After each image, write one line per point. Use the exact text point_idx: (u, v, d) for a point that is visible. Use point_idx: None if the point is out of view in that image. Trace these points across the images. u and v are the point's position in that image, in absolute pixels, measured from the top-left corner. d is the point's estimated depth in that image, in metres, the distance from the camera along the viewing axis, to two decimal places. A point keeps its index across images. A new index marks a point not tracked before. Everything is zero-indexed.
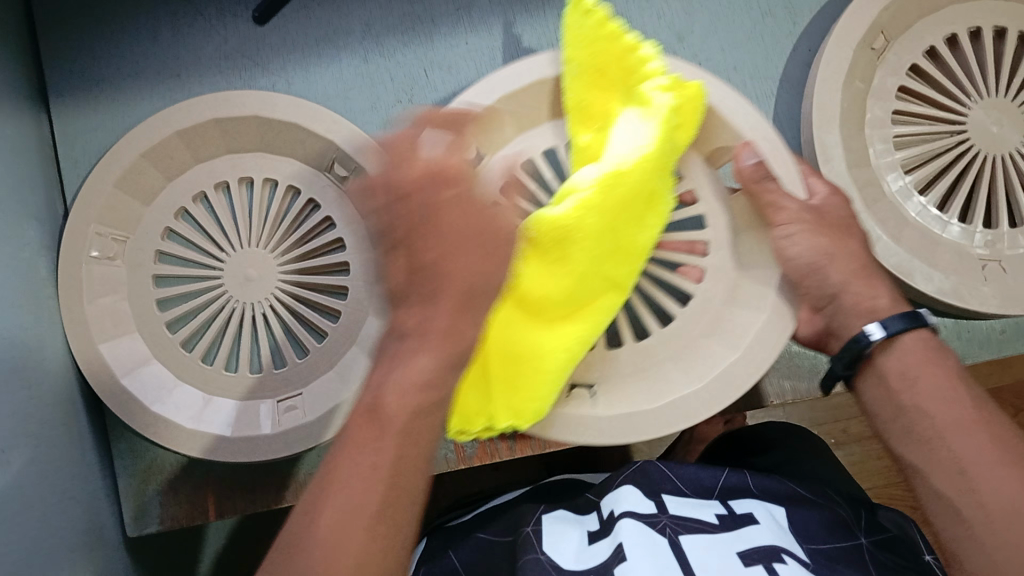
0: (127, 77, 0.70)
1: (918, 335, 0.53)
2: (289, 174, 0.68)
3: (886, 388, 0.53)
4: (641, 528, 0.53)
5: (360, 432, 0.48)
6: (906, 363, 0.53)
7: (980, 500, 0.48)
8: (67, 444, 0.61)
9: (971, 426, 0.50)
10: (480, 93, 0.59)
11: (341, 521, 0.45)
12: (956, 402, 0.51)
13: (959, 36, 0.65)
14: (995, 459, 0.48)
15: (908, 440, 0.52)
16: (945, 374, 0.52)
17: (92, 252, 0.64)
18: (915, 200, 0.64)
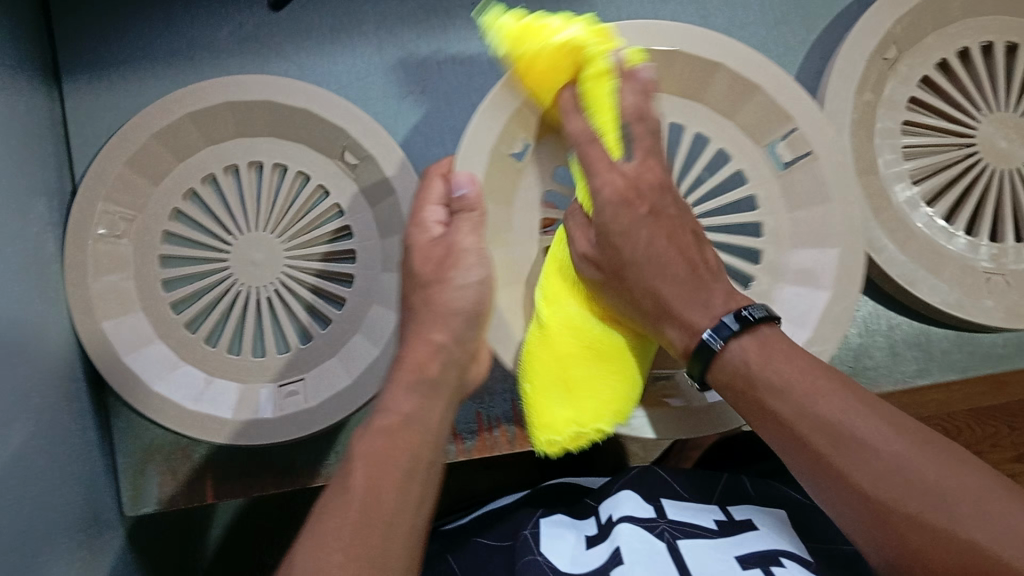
0: (143, 58, 0.70)
1: (745, 338, 0.50)
2: (299, 161, 0.68)
3: (749, 382, 0.49)
4: (640, 533, 0.53)
5: (402, 436, 0.49)
6: (743, 361, 0.50)
7: (854, 487, 0.45)
8: (67, 421, 0.61)
9: (831, 409, 0.47)
10: (524, 80, 0.58)
11: (376, 486, 0.46)
12: (786, 391, 0.48)
13: (971, 50, 0.66)
14: (878, 442, 0.45)
15: (776, 431, 0.49)
16: (789, 355, 0.49)
17: (100, 231, 0.65)
18: (923, 212, 0.65)
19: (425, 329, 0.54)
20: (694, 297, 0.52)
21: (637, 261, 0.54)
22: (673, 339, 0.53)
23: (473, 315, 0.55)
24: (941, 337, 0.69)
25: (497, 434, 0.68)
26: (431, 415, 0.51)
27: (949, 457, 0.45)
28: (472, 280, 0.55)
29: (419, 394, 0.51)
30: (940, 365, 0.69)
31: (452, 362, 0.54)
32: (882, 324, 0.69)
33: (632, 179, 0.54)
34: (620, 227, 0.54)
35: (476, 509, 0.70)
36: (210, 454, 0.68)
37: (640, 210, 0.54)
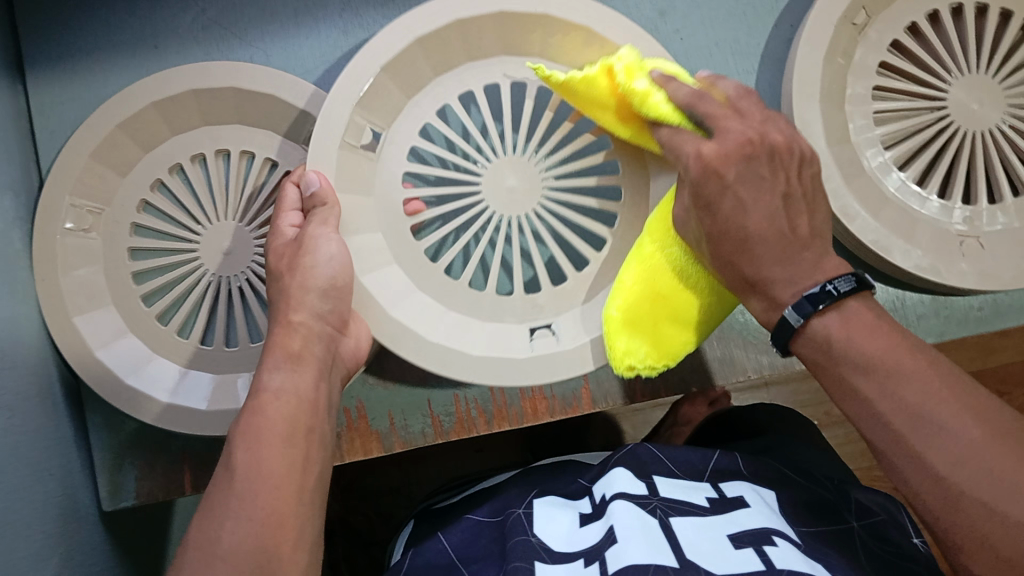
0: (104, 47, 0.69)
1: (831, 315, 0.49)
2: (265, 147, 0.67)
3: (829, 355, 0.48)
4: (634, 509, 0.53)
5: (274, 405, 0.53)
6: (828, 337, 0.48)
7: (929, 470, 0.44)
8: (41, 418, 0.60)
9: (911, 388, 0.45)
10: (368, 64, 0.57)
11: (258, 450, 0.50)
12: (869, 368, 0.47)
13: (941, 13, 0.65)
14: (962, 425, 0.44)
15: (858, 407, 0.48)
16: (872, 330, 0.47)
17: (67, 224, 0.64)
18: (895, 176, 0.64)
19: (286, 311, 0.57)
20: (789, 274, 0.50)
21: (750, 233, 0.51)
22: (760, 311, 0.53)
23: (329, 289, 0.57)
24: (917, 302, 0.69)
25: (474, 416, 0.67)
26: (301, 383, 0.54)
27: (1019, 444, 0.43)
28: (336, 255, 0.57)
29: (287, 368, 0.55)
30: (917, 330, 0.68)
31: (320, 338, 0.56)
32: None
33: (725, 145, 0.51)
34: (726, 202, 0.51)
35: (466, 488, 0.69)
36: (186, 447, 0.68)
37: (744, 163, 0.51)
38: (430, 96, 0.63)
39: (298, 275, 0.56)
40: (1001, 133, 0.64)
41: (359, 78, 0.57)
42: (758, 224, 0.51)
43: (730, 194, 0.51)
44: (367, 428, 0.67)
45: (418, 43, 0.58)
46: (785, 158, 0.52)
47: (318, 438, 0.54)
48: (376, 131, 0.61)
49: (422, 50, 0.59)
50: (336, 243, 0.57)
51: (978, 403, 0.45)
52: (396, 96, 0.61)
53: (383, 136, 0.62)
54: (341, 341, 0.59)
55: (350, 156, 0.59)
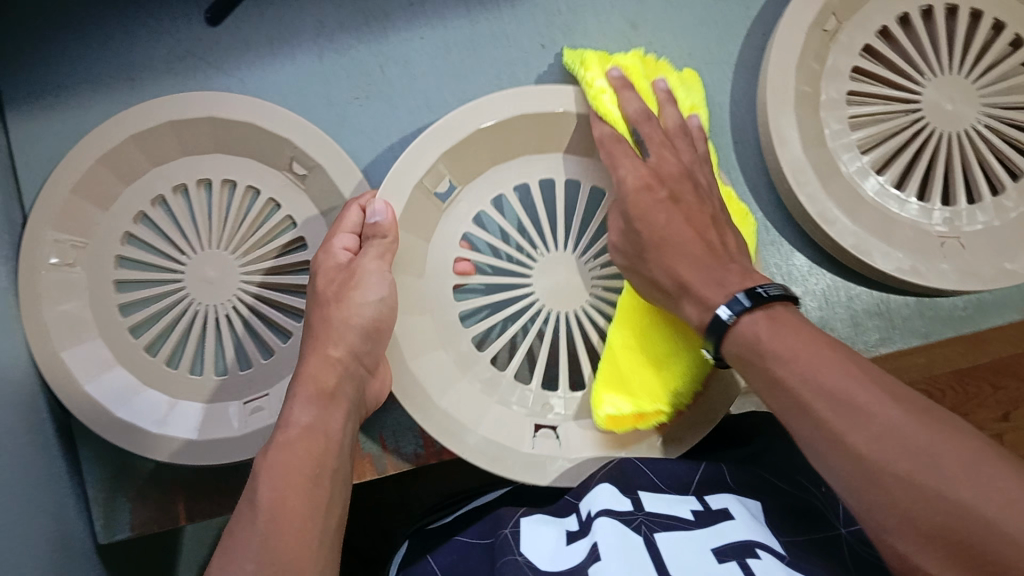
0: (82, 82, 0.69)
1: (756, 314, 0.50)
2: (246, 175, 0.68)
3: (756, 353, 0.49)
4: (618, 526, 0.53)
5: (297, 443, 0.53)
6: (755, 335, 0.49)
7: (853, 453, 0.44)
8: (32, 454, 0.60)
9: (833, 375, 0.46)
10: (437, 141, 0.60)
11: (281, 490, 0.51)
12: (792, 358, 0.47)
13: (911, 16, 0.65)
14: (878, 404, 0.44)
15: (789, 409, 0.48)
16: (796, 325, 0.49)
17: (51, 260, 0.64)
18: (873, 179, 0.65)
19: (323, 343, 0.58)
20: (711, 278, 0.53)
21: (665, 234, 0.57)
22: (693, 315, 0.54)
23: (370, 330, 0.58)
24: (901, 304, 0.71)
25: None
26: (329, 423, 0.55)
27: (942, 425, 0.43)
28: (379, 290, 0.59)
29: (319, 405, 0.55)
30: (903, 332, 0.71)
31: (351, 377, 0.57)
32: (842, 296, 0.71)
33: (659, 173, 0.59)
34: (643, 209, 0.58)
35: (460, 506, 0.69)
36: (179, 477, 0.68)
37: (659, 195, 0.58)
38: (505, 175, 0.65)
39: (342, 309, 0.58)
40: (976, 132, 0.64)
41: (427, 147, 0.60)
42: (699, 271, 0.54)
43: (661, 210, 0.57)
44: (359, 452, 0.67)
45: (489, 130, 0.61)
46: (687, 196, 0.58)
47: (339, 477, 0.55)
48: (451, 183, 0.64)
49: (487, 141, 0.62)
50: (382, 283, 0.59)
51: (901, 392, 0.45)
52: (481, 162, 0.64)
53: (456, 192, 0.65)
54: (370, 383, 0.59)
55: (422, 199, 0.62)
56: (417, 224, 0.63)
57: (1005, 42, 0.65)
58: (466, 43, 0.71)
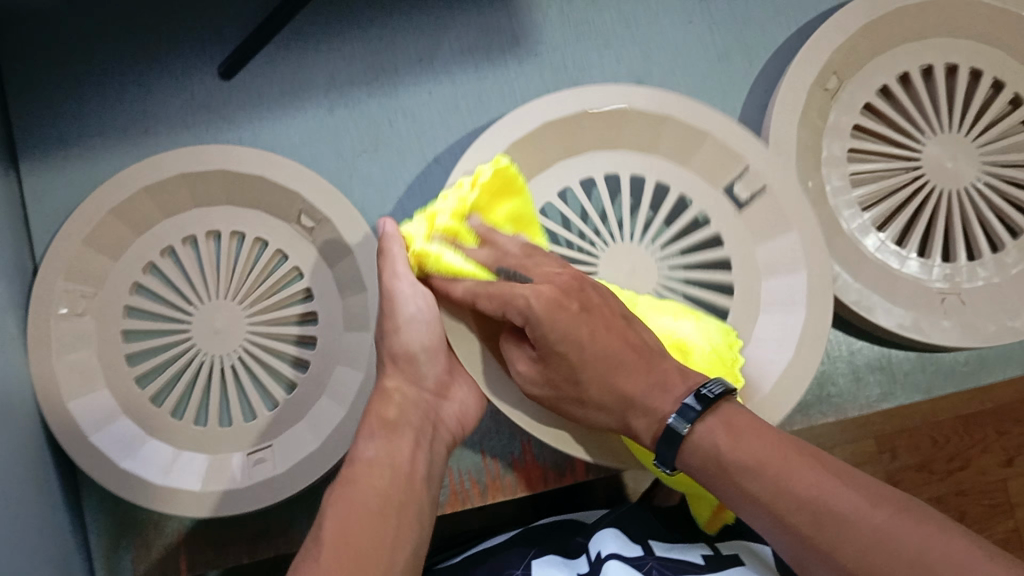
0: (96, 134, 0.70)
1: (713, 420, 0.48)
2: (255, 227, 0.69)
3: (719, 463, 0.47)
4: (629, 570, 0.53)
5: (371, 474, 0.53)
6: (714, 445, 0.47)
7: (844, 563, 0.42)
8: (36, 505, 0.60)
9: (805, 482, 0.45)
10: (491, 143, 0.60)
11: (348, 517, 0.50)
12: (758, 469, 0.46)
13: (912, 75, 0.67)
14: (851, 500, 0.43)
15: (760, 512, 0.46)
16: (754, 430, 0.48)
17: (61, 309, 0.64)
18: (874, 236, 0.65)
19: (382, 380, 0.60)
20: (656, 384, 0.51)
21: (587, 362, 0.52)
22: (642, 430, 0.51)
23: (426, 352, 0.59)
24: (903, 359, 0.72)
25: (468, 487, 0.68)
26: (397, 453, 0.55)
27: (920, 519, 0.42)
28: (418, 314, 0.58)
29: (383, 437, 0.56)
30: (904, 387, 0.72)
31: (416, 404, 0.59)
32: (843, 349, 0.72)
33: (561, 284, 0.53)
34: (555, 336, 0.51)
35: (466, 549, 0.69)
36: (183, 526, 0.68)
37: (573, 308, 0.52)
38: (556, 176, 0.64)
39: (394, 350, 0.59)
40: (974, 189, 0.65)
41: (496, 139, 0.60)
42: (617, 345, 0.52)
43: (581, 325, 0.52)
44: None
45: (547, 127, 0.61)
46: (591, 294, 0.53)
47: (413, 509, 0.53)
48: None
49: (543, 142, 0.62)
50: (418, 300, 0.58)
51: (858, 477, 0.45)
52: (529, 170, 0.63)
53: None
54: (441, 405, 0.61)
55: None
56: None
57: (1005, 100, 0.67)
58: (475, 98, 0.72)
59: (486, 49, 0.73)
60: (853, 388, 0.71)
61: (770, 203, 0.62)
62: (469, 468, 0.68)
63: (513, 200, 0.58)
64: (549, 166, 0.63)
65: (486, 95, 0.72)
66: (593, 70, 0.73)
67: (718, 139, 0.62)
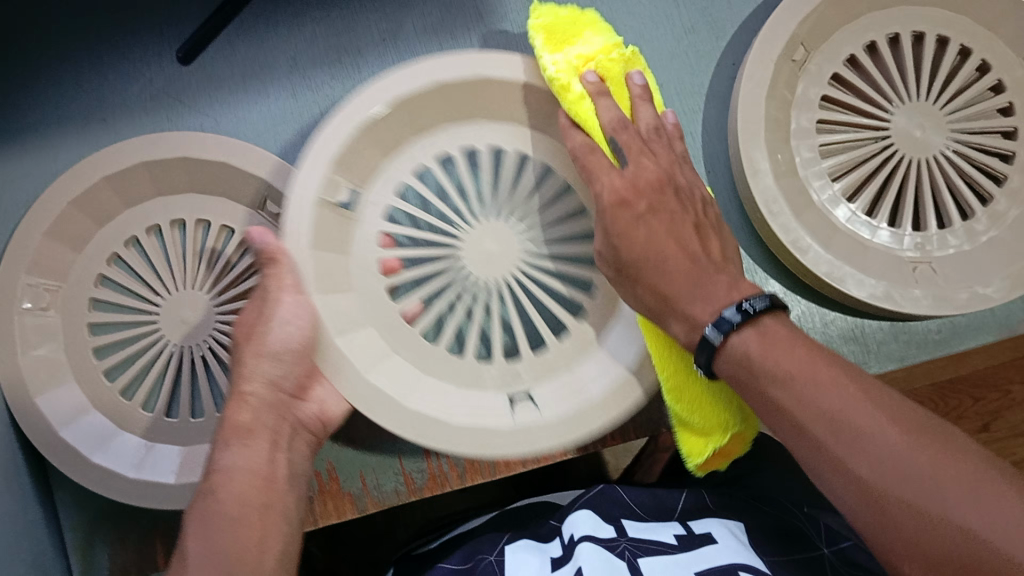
0: (54, 125, 0.69)
1: (748, 332, 0.48)
2: (221, 215, 0.67)
3: (749, 375, 0.47)
4: (601, 552, 0.54)
5: (230, 487, 0.52)
6: (746, 353, 0.47)
7: (853, 478, 0.43)
8: (8, 503, 0.59)
9: (830, 397, 0.44)
10: (343, 126, 0.56)
11: (212, 538, 0.50)
12: (785, 381, 0.46)
13: (879, 44, 0.66)
14: (870, 422, 0.43)
15: (785, 427, 0.46)
16: (788, 347, 0.47)
17: (25, 304, 0.63)
18: (844, 207, 0.65)
19: (239, 385, 0.57)
20: (701, 293, 0.51)
21: (637, 261, 0.54)
22: (678, 333, 0.52)
23: (304, 351, 0.56)
24: (876, 329, 0.72)
25: (446, 470, 0.67)
26: (255, 459, 0.54)
27: (938, 449, 0.42)
28: (293, 320, 0.55)
29: (238, 444, 0.54)
30: (878, 356, 0.72)
31: (273, 407, 0.57)
32: (816, 321, 0.71)
33: (634, 181, 0.56)
34: (620, 233, 0.55)
35: (444, 534, 0.69)
36: (158, 519, 0.67)
37: (637, 210, 0.55)
38: (387, 178, 0.63)
39: (253, 342, 0.56)
40: (943, 158, 0.65)
41: (334, 135, 0.56)
42: (672, 251, 0.54)
43: (640, 224, 0.55)
44: (337, 488, 0.66)
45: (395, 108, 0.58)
46: (671, 200, 0.57)
47: (279, 512, 0.54)
48: (352, 189, 0.60)
49: (399, 121, 0.60)
50: (294, 305, 0.55)
51: (882, 397, 0.44)
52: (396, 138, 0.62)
53: (360, 195, 0.61)
54: (299, 406, 0.58)
55: (327, 213, 0.57)
56: (331, 237, 0.59)
57: (972, 68, 0.67)
58: None
59: (450, 28, 0.72)
60: None
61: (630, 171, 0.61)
62: (342, 472, 0.67)
63: (637, 67, 0.60)
64: (397, 148, 0.63)
65: None
66: None
67: None
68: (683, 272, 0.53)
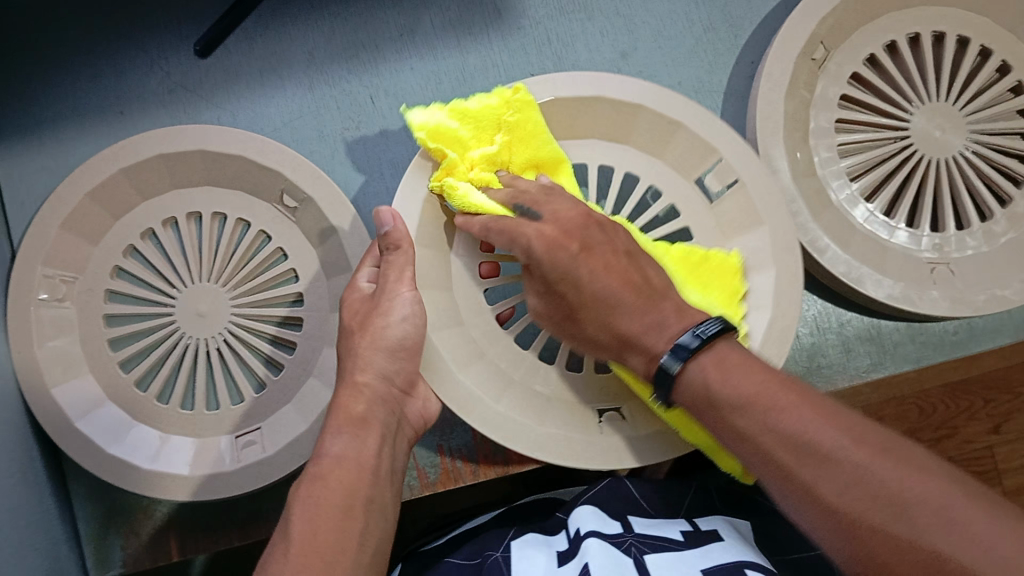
0: (72, 118, 0.69)
1: (704, 359, 0.48)
2: (238, 208, 0.67)
3: (711, 402, 0.48)
4: (607, 547, 0.53)
5: (329, 477, 0.52)
6: (704, 380, 0.48)
7: (822, 503, 0.43)
8: (23, 495, 0.60)
9: (789, 419, 0.45)
10: None
11: (315, 524, 0.49)
12: (744, 406, 0.46)
13: (899, 44, 0.66)
14: (829, 440, 0.43)
15: (754, 456, 0.46)
16: (744, 371, 0.47)
17: (41, 296, 0.63)
18: (863, 207, 0.65)
19: (351, 372, 0.56)
20: (650, 324, 0.51)
21: (584, 301, 0.54)
22: (638, 366, 0.52)
23: (398, 350, 0.56)
24: (892, 330, 0.72)
25: (459, 464, 0.67)
26: (362, 451, 0.54)
27: (902, 463, 0.41)
28: (408, 314, 0.56)
29: (349, 434, 0.54)
30: (894, 358, 0.72)
31: (383, 401, 0.56)
32: (833, 321, 0.71)
33: (564, 224, 0.54)
34: (562, 271, 0.53)
35: (453, 530, 0.69)
36: (171, 512, 0.68)
37: (572, 249, 0.53)
38: None
39: (368, 335, 0.56)
40: (963, 159, 0.65)
41: (449, 131, 0.58)
42: (618, 284, 0.53)
43: (579, 265, 0.53)
44: None
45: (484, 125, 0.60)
46: (595, 232, 0.55)
47: (377, 507, 0.53)
48: None
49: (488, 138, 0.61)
50: (407, 302, 0.56)
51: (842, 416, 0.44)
52: None
53: None
54: (407, 402, 0.59)
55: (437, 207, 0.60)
56: (429, 234, 0.60)
57: (992, 68, 0.66)
58: (458, 74, 0.71)
59: (468, 23, 0.71)
60: (845, 358, 0.71)
61: (741, 200, 0.62)
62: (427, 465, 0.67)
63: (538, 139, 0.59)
64: None
65: (471, 70, 0.71)
66: (577, 44, 0.72)
67: (688, 129, 0.62)
68: (636, 300, 0.52)
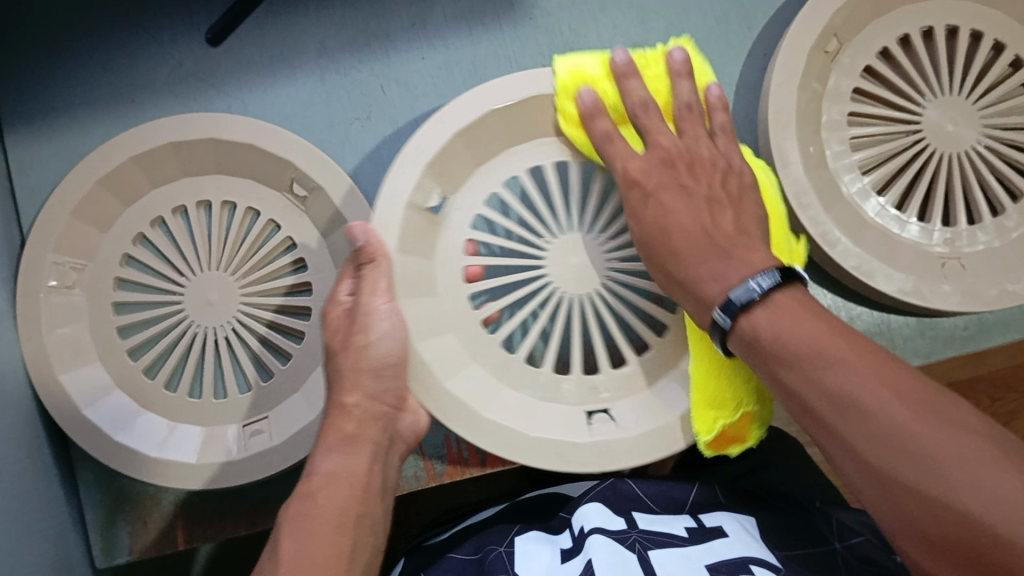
0: (81, 105, 0.69)
1: (757, 309, 0.47)
2: (247, 197, 0.67)
3: (761, 355, 0.47)
4: (612, 546, 0.54)
5: (320, 495, 0.52)
6: (755, 334, 0.47)
7: (861, 459, 0.42)
8: (31, 480, 0.60)
9: (837, 375, 0.43)
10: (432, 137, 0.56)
11: (305, 540, 0.50)
12: (792, 361, 0.45)
13: (913, 37, 0.66)
14: (873, 398, 0.42)
15: (801, 408, 0.46)
16: (800, 320, 0.46)
17: (50, 282, 0.63)
18: (874, 201, 0.65)
19: (339, 395, 0.57)
20: (705, 274, 0.51)
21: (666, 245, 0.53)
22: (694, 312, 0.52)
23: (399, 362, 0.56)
24: (902, 324, 0.72)
25: (466, 456, 0.67)
26: (356, 468, 0.55)
27: (947, 425, 0.40)
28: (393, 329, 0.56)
29: (341, 453, 0.55)
30: (903, 351, 0.72)
31: (376, 418, 0.57)
32: (843, 314, 0.71)
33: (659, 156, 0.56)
34: (656, 209, 0.55)
35: (458, 523, 0.68)
36: (177, 500, 0.68)
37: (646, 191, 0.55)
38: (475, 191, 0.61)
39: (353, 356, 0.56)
40: (976, 153, 0.64)
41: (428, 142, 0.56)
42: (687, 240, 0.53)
43: (650, 206, 0.55)
44: None
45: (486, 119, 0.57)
46: (695, 169, 0.56)
47: (367, 526, 0.54)
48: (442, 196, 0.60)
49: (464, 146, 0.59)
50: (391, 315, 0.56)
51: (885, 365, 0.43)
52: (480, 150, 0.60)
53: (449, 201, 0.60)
54: (400, 418, 0.59)
55: (416, 217, 0.58)
56: (415, 243, 0.59)
57: (1005, 63, 0.66)
58: (469, 64, 0.71)
59: (480, 13, 0.71)
60: None
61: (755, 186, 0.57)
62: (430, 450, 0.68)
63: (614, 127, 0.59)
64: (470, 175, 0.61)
65: (481, 60, 0.71)
66: (589, 35, 0.72)
67: None
68: (693, 250, 0.52)
